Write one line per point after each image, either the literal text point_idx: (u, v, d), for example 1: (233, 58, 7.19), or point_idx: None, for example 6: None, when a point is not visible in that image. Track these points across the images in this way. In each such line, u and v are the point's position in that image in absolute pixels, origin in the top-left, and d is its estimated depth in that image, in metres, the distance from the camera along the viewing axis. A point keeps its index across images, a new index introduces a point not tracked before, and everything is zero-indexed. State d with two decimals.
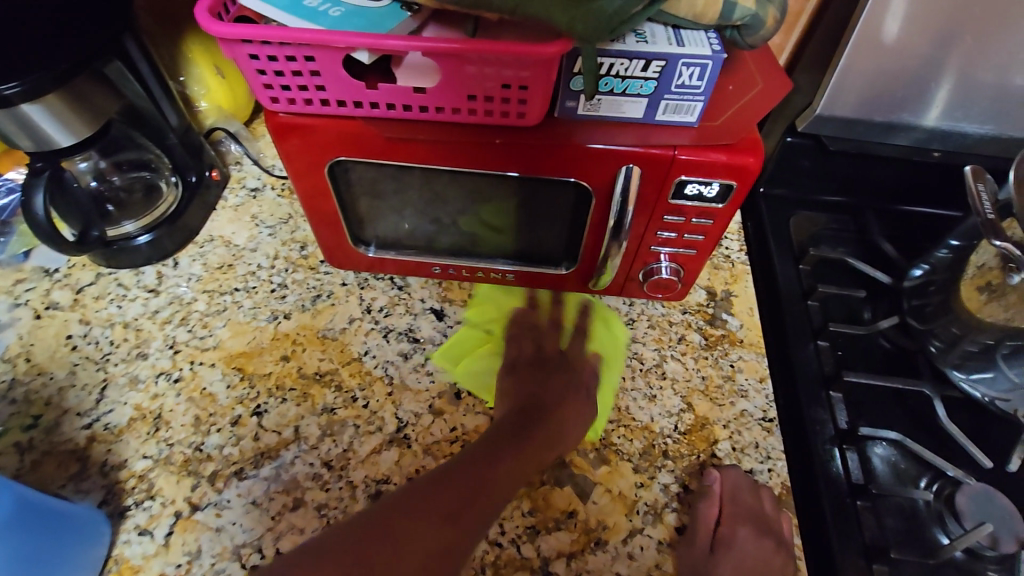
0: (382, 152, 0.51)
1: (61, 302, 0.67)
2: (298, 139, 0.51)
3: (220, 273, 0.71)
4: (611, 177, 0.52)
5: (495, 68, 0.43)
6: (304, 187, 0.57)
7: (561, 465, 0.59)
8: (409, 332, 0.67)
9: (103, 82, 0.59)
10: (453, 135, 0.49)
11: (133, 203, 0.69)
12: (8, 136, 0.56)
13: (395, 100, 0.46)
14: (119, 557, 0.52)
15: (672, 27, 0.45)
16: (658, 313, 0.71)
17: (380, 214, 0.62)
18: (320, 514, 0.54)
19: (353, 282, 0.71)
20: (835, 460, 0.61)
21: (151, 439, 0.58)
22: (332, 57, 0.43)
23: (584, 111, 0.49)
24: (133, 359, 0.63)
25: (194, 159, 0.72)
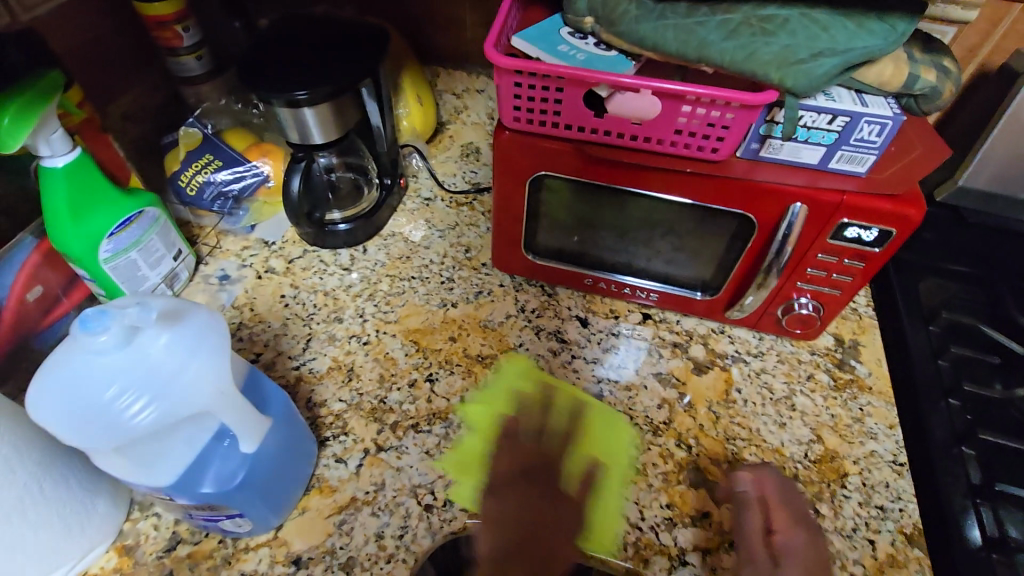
0: (584, 170, 0.61)
1: (277, 268, 0.81)
2: (519, 152, 0.62)
3: (400, 262, 0.83)
4: (779, 216, 0.60)
5: (707, 109, 0.53)
6: (504, 195, 0.68)
7: (695, 470, 0.64)
8: (558, 333, 0.76)
9: (355, 98, 0.75)
10: (649, 162, 0.59)
11: (345, 194, 0.84)
12: (282, 128, 0.72)
13: (612, 128, 0.57)
14: (321, 477, 0.61)
15: (855, 91, 0.54)
16: (787, 349, 0.76)
17: (555, 225, 0.72)
18: (483, 472, 0.62)
19: (509, 284, 0.81)
20: (976, 535, 0.61)
21: (344, 387, 0.68)
22: (576, 89, 0.54)
23: (766, 153, 0.58)
24: (331, 321, 0.75)
25: (392, 166, 0.86)
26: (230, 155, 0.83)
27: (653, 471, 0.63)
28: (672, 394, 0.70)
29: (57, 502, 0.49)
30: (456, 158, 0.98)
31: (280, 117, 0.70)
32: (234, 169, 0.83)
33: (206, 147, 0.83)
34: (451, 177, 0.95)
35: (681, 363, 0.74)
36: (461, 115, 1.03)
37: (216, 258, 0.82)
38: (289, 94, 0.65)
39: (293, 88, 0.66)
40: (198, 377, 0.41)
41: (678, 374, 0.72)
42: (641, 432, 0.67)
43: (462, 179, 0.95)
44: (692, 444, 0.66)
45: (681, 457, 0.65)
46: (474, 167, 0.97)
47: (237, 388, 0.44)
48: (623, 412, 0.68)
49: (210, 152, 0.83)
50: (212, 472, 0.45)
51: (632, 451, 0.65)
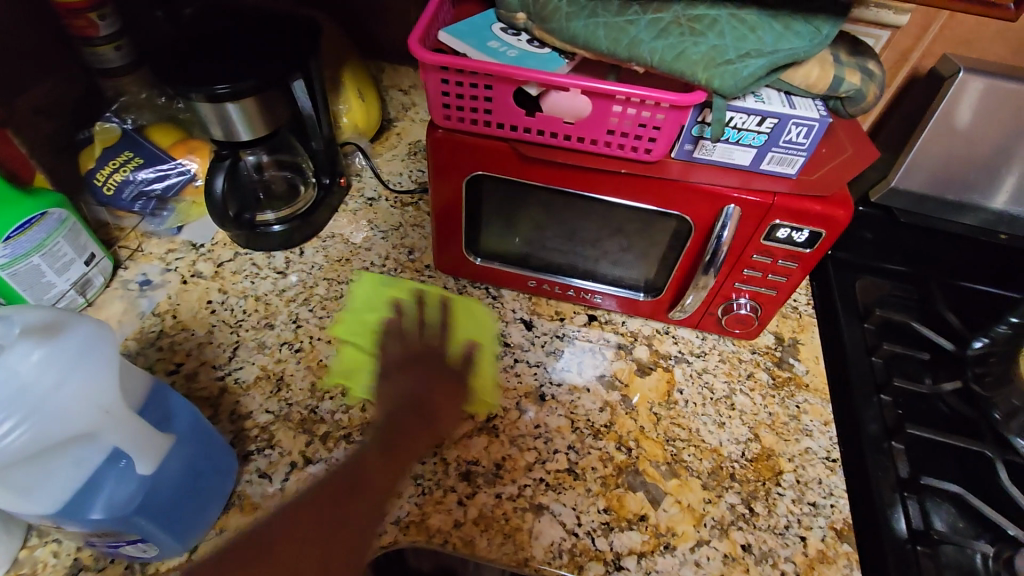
0: (519, 170, 0.60)
1: (204, 272, 0.77)
2: (452, 150, 0.60)
3: (339, 265, 0.81)
4: (714, 217, 0.60)
5: (638, 109, 0.52)
6: (440, 195, 0.66)
7: (634, 473, 0.63)
8: (501, 336, 0.74)
9: (285, 92, 0.71)
10: (584, 162, 0.57)
11: (278, 195, 0.80)
12: (205, 124, 0.68)
13: (545, 127, 0.56)
14: (242, 494, 0.57)
15: (784, 92, 0.54)
16: (728, 349, 0.76)
17: (496, 226, 0.71)
18: (416, 482, 0.60)
19: (453, 287, 0.79)
20: (901, 526, 0.62)
21: (273, 397, 0.65)
22: (505, 87, 0.52)
23: (700, 154, 0.57)
24: (262, 328, 0.72)
25: (330, 164, 0.83)
26: (153, 152, 0.79)
27: (592, 475, 0.62)
28: (614, 397, 0.70)
29: None
30: (403, 157, 0.96)
31: (201, 112, 0.66)
32: (157, 167, 0.79)
33: (125, 144, 0.79)
34: (396, 176, 0.93)
35: (625, 365, 0.73)
36: (408, 113, 1.01)
37: (138, 262, 0.77)
38: (208, 87, 0.62)
39: (213, 81, 0.62)
40: (77, 397, 0.37)
41: (622, 376, 0.72)
42: (582, 436, 0.66)
43: (408, 178, 0.93)
44: (632, 446, 0.65)
45: (620, 459, 0.64)
46: (420, 165, 0.95)
47: (128, 405, 0.41)
48: (564, 415, 0.67)
49: (129, 148, 0.78)
50: (104, 496, 0.42)
51: (571, 455, 0.64)
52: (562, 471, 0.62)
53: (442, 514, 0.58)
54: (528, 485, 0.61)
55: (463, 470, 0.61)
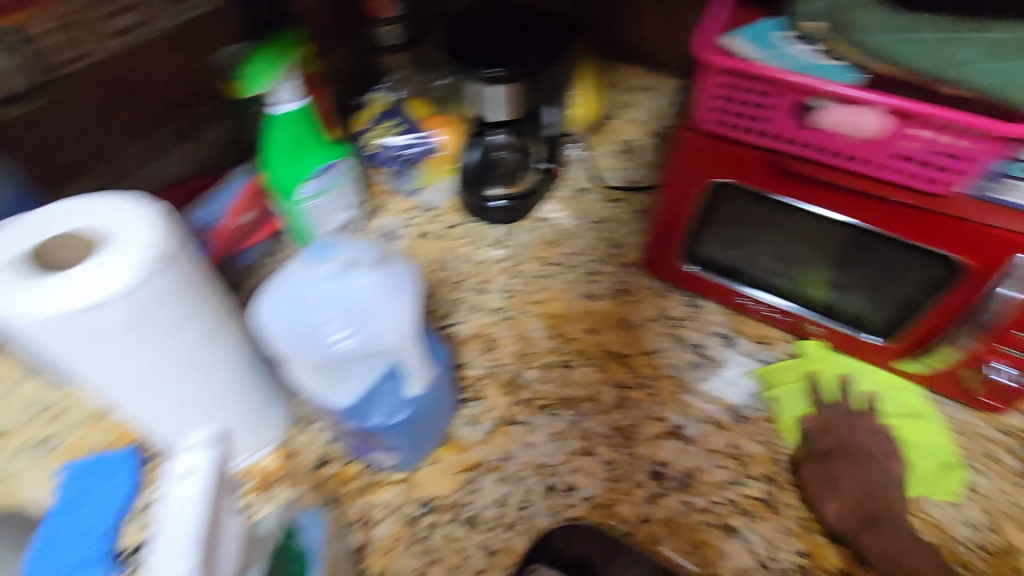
0: (774, 184, 0.58)
1: (434, 233, 0.86)
2: (707, 155, 0.60)
3: (548, 247, 0.85)
4: (997, 267, 0.53)
5: (939, 133, 0.48)
6: (677, 197, 0.65)
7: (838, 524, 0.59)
8: (700, 347, 0.73)
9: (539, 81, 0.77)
10: (855, 184, 0.54)
11: (509, 175, 0.86)
12: (470, 101, 0.77)
13: (818, 142, 0.53)
14: (455, 434, 0.64)
15: None
16: (967, 420, 0.66)
17: (723, 236, 0.69)
18: (608, 469, 0.63)
19: (656, 287, 0.79)
20: None
21: (484, 355, 0.71)
22: (788, 96, 0.51)
23: (996, 194, 0.50)
24: (478, 291, 0.79)
25: (553, 152, 0.90)
26: (410, 121, 0.89)
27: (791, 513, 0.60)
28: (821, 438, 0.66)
29: (244, 414, 0.53)
30: (615, 153, 0.98)
31: (471, 92, 0.75)
32: (411, 134, 0.88)
33: (390, 111, 0.90)
34: (608, 171, 0.95)
35: None
36: (626, 111, 1.03)
37: (383, 214, 0.89)
38: (483, 71, 0.70)
39: (489, 66, 0.70)
40: (393, 318, 0.44)
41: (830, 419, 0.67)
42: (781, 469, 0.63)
43: (619, 174, 0.95)
44: None
45: None
46: (633, 163, 0.96)
47: (416, 335, 0.48)
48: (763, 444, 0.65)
49: (393, 116, 0.89)
50: (380, 407, 0.49)
51: (769, 485, 0.62)
52: (757, 499, 0.61)
53: (631, 504, 0.61)
54: (721, 504, 0.60)
55: (653, 469, 0.62)
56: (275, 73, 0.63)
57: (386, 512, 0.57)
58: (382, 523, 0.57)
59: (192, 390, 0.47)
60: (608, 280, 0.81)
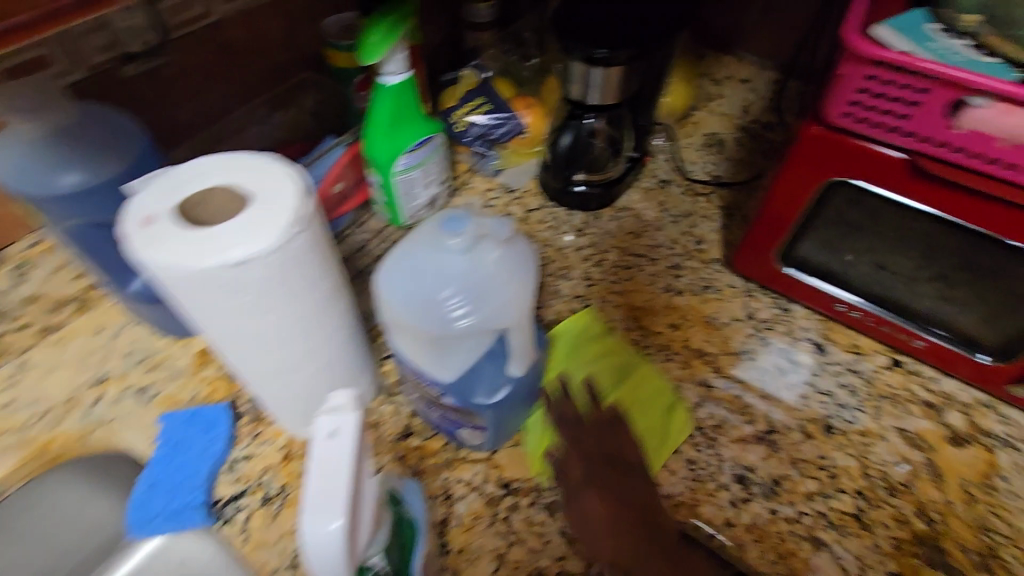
0: (904, 185, 0.54)
1: (515, 215, 0.85)
2: (831, 150, 0.56)
3: (630, 238, 0.83)
4: None
5: None
6: (785, 192, 0.62)
7: (936, 548, 0.56)
8: (788, 352, 0.71)
9: (643, 68, 0.74)
10: (1002, 193, 0.50)
11: (597, 164, 0.83)
12: (568, 82, 0.75)
13: (968, 146, 0.49)
14: None
15: None
16: None
17: (828, 237, 0.66)
18: (690, 467, 0.61)
19: (741, 287, 0.77)
20: None
21: (563, 341, 0.71)
22: (944, 94, 0.47)
23: None
24: (558, 277, 0.78)
25: (641, 142, 0.88)
26: (500, 102, 0.88)
27: (883, 532, 0.57)
28: (917, 456, 0.62)
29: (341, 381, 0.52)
30: (700, 146, 0.95)
31: (571, 71, 0.73)
32: (499, 115, 0.87)
33: (480, 90, 0.88)
34: (692, 164, 0.92)
35: (934, 428, 0.64)
36: (713, 103, 1.00)
37: (463, 194, 0.88)
38: (590, 51, 0.68)
39: (596, 44, 0.67)
40: (514, 296, 0.43)
41: (928, 438, 0.63)
42: (874, 485, 0.60)
43: (703, 168, 0.92)
44: (936, 518, 0.58)
45: (920, 527, 0.57)
46: (719, 158, 0.93)
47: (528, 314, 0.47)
48: (854, 456, 0.62)
49: (483, 95, 0.88)
50: (486, 384, 0.49)
51: (860, 501, 0.59)
52: (847, 514, 0.58)
53: (713, 506, 0.58)
54: (808, 514, 0.58)
55: (738, 472, 0.60)
56: (380, 51, 0.60)
57: (467, 489, 0.57)
58: (462, 499, 0.56)
59: (300, 354, 0.46)
60: (690, 276, 0.78)
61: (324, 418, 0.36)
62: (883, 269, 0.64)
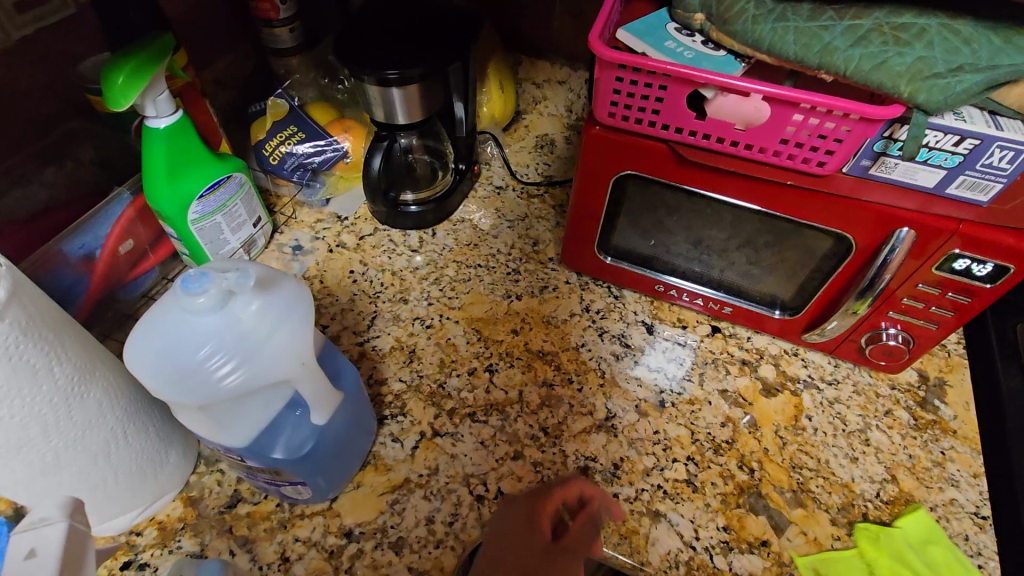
0: (674, 172, 0.59)
1: (348, 243, 0.82)
2: (608, 148, 0.60)
3: (468, 249, 0.83)
4: (881, 240, 0.56)
5: (822, 119, 0.48)
6: (587, 188, 0.66)
7: (757, 495, 0.61)
8: (622, 337, 0.74)
9: (442, 81, 0.74)
10: (750, 170, 0.55)
11: (420, 179, 0.84)
12: (369, 105, 0.72)
13: (712, 132, 0.53)
14: (377, 454, 0.62)
15: (988, 112, 0.48)
16: (864, 381, 0.71)
17: (634, 225, 0.70)
18: (536, 469, 0.62)
19: (576, 282, 0.80)
20: None
21: (406, 367, 0.69)
22: (680, 88, 0.50)
23: (876, 172, 0.53)
24: (397, 301, 0.76)
25: (468, 152, 0.86)
26: (313, 128, 0.85)
27: (712, 490, 0.61)
28: (737, 413, 0.68)
29: (126, 466, 0.50)
30: (531, 149, 0.97)
31: (368, 94, 0.70)
32: (315, 143, 0.84)
33: (290, 118, 0.84)
34: (523, 167, 0.94)
35: (750, 383, 0.70)
36: (538, 106, 1.03)
37: (291, 228, 0.84)
38: (380, 73, 0.66)
39: (385, 66, 0.66)
40: (282, 348, 0.41)
41: (745, 394, 0.69)
42: (701, 449, 0.64)
43: (534, 170, 0.94)
44: (755, 468, 0.63)
45: (742, 479, 0.62)
46: (548, 159, 0.95)
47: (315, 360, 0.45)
48: (684, 425, 0.66)
49: (294, 123, 0.84)
50: (285, 438, 0.46)
51: (690, 467, 0.63)
52: (680, 481, 0.62)
53: None
54: (646, 490, 0.61)
55: (581, 464, 0.62)
56: (134, 90, 0.56)
57: (306, 548, 0.55)
58: (300, 560, 0.54)
59: (56, 450, 0.44)
60: (527, 278, 0.80)
61: (18, 536, 0.32)
62: (685, 247, 0.70)
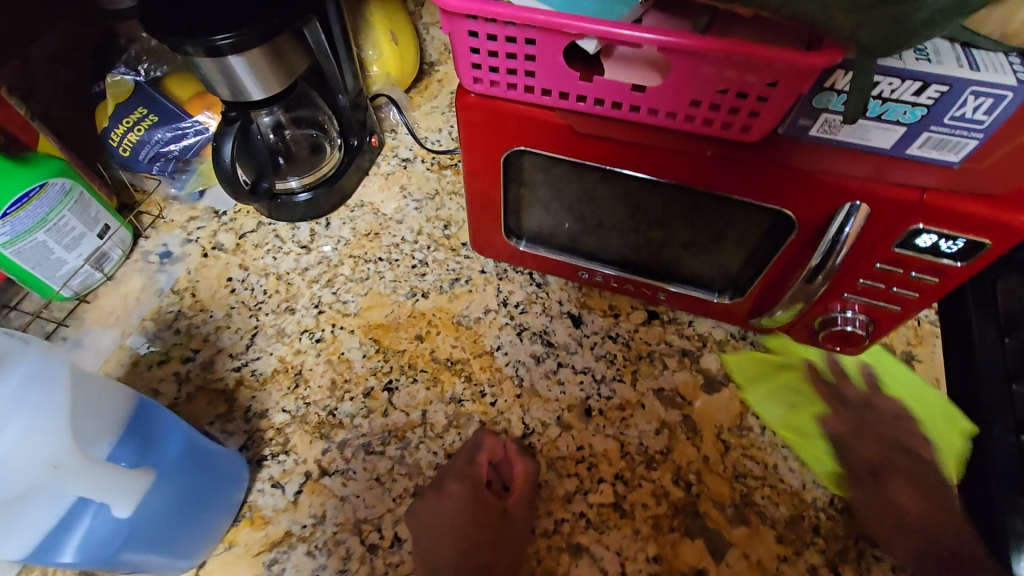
0: (569, 147, 0.47)
1: (225, 245, 0.70)
2: (488, 121, 0.47)
3: (367, 240, 0.71)
4: (828, 214, 0.45)
5: (738, 73, 0.37)
6: (477, 166, 0.53)
7: (693, 514, 0.53)
8: (544, 334, 0.64)
9: (297, 40, 0.60)
10: (659, 141, 0.44)
11: (300, 161, 0.71)
12: (210, 83, 0.57)
13: (607, 96, 0.41)
14: (253, 505, 0.53)
15: (961, 45, 0.37)
16: (821, 364, 0.62)
17: (545, 205, 0.58)
18: None
19: (492, 271, 0.68)
20: None
21: (290, 394, 0.59)
22: (554, 42, 0.38)
23: (818, 132, 0.42)
24: (282, 313, 0.65)
25: (360, 125, 0.73)
26: (169, 109, 0.71)
27: (642, 514, 0.53)
28: (674, 417, 0.59)
29: None
30: (444, 109, 0.82)
31: (203, 70, 0.55)
32: (174, 126, 0.70)
33: (138, 98, 0.70)
34: (434, 133, 0.80)
35: (689, 378, 0.61)
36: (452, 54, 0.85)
37: (159, 230, 0.71)
38: (207, 40, 0.51)
39: (212, 30, 0.51)
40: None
41: (683, 392, 0.60)
42: (632, 464, 0.56)
43: (448, 135, 0.79)
44: (692, 481, 0.55)
45: (677, 496, 0.54)
46: None
47: (81, 452, 0.37)
48: (612, 436, 0.58)
49: (143, 104, 0.70)
50: (77, 538, 0.39)
51: (618, 487, 0.55)
52: (606, 506, 0.54)
53: None
54: (567, 520, 0.53)
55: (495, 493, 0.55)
56: None
57: None
58: None
59: None
60: (436, 269, 0.69)
61: None
62: (606, 230, 0.58)
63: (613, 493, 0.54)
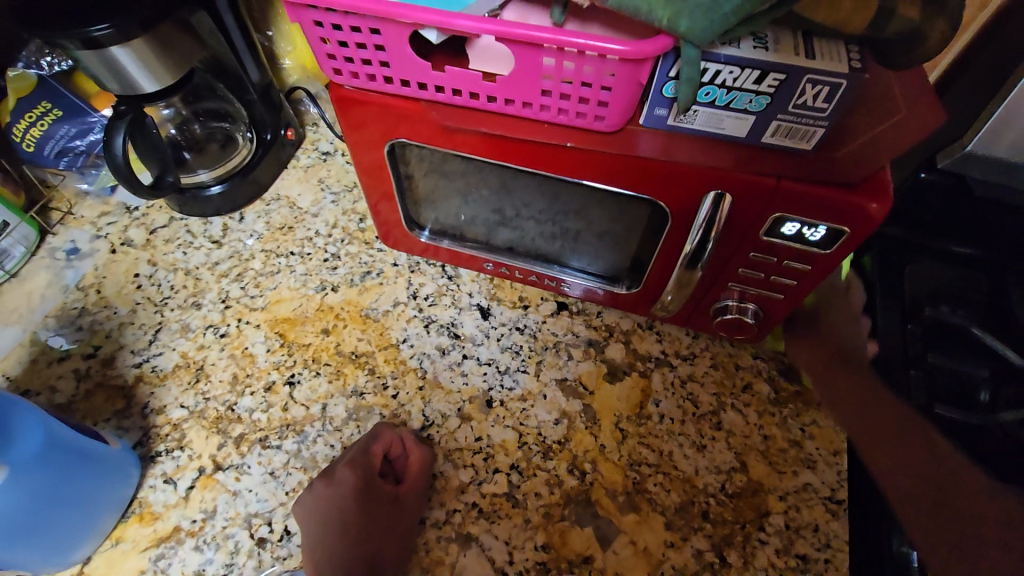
0: (439, 139, 0.47)
1: (135, 240, 0.69)
2: (358, 115, 0.47)
3: (281, 234, 0.70)
4: (696, 203, 0.45)
5: (576, 62, 0.38)
6: (364, 159, 0.53)
7: (584, 502, 0.54)
8: (451, 326, 0.64)
9: (184, 28, 0.58)
10: (520, 132, 0.44)
11: (209, 156, 0.70)
12: (99, 77, 0.56)
13: (464, 86, 0.42)
14: (143, 501, 0.53)
15: (801, 34, 0.38)
16: (724, 351, 0.62)
17: (441, 196, 0.57)
18: None
19: (404, 264, 0.68)
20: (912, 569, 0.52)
21: (190, 390, 0.59)
22: (401, 33, 0.39)
23: (678, 122, 0.42)
24: (188, 308, 0.65)
25: (273, 116, 0.72)
26: (74, 103, 0.69)
27: (534, 503, 0.54)
28: (574, 407, 0.59)
29: None
30: None
31: (86, 63, 0.54)
32: (80, 120, 0.69)
33: (42, 91, 0.69)
34: None
35: (593, 368, 0.62)
36: None
37: (68, 226, 0.71)
38: (82, 31, 0.49)
39: (87, 21, 0.49)
40: None
41: (587, 382, 0.61)
42: (529, 454, 0.56)
43: None
44: (587, 470, 0.56)
45: (570, 485, 0.55)
46: None
47: None
48: (511, 427, 0.58)
49: (48, 98, 0.68)
50: None
51: (513, 477, 0.55)
52: (499, 496, 0.54)
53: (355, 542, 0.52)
54: (458, 511, 0.53)
55: None
56: None
57: None
58: None
59: None
60: (347, 262, 0.68)
61: None
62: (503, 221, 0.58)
63: (508, 484, 0.55)
